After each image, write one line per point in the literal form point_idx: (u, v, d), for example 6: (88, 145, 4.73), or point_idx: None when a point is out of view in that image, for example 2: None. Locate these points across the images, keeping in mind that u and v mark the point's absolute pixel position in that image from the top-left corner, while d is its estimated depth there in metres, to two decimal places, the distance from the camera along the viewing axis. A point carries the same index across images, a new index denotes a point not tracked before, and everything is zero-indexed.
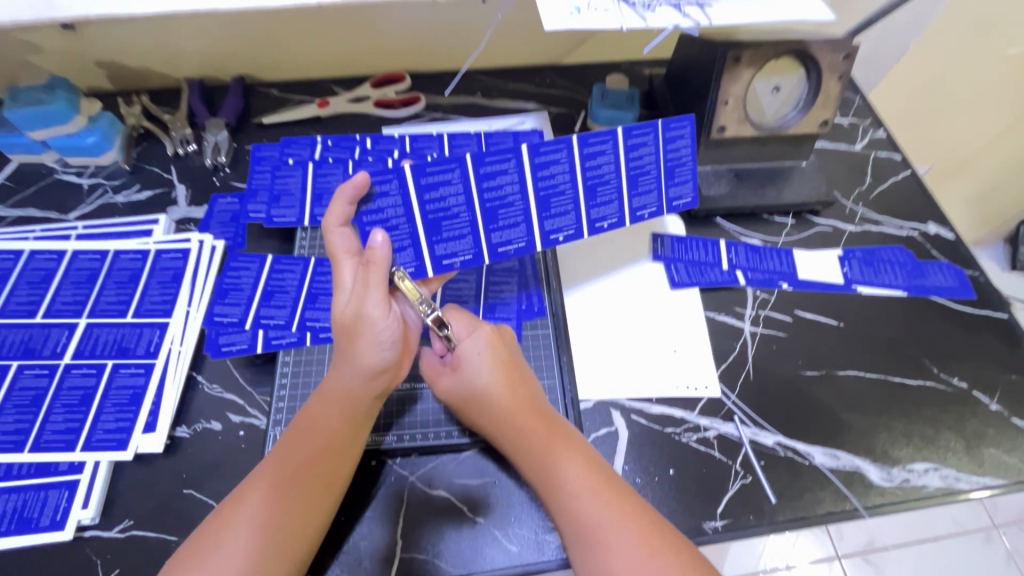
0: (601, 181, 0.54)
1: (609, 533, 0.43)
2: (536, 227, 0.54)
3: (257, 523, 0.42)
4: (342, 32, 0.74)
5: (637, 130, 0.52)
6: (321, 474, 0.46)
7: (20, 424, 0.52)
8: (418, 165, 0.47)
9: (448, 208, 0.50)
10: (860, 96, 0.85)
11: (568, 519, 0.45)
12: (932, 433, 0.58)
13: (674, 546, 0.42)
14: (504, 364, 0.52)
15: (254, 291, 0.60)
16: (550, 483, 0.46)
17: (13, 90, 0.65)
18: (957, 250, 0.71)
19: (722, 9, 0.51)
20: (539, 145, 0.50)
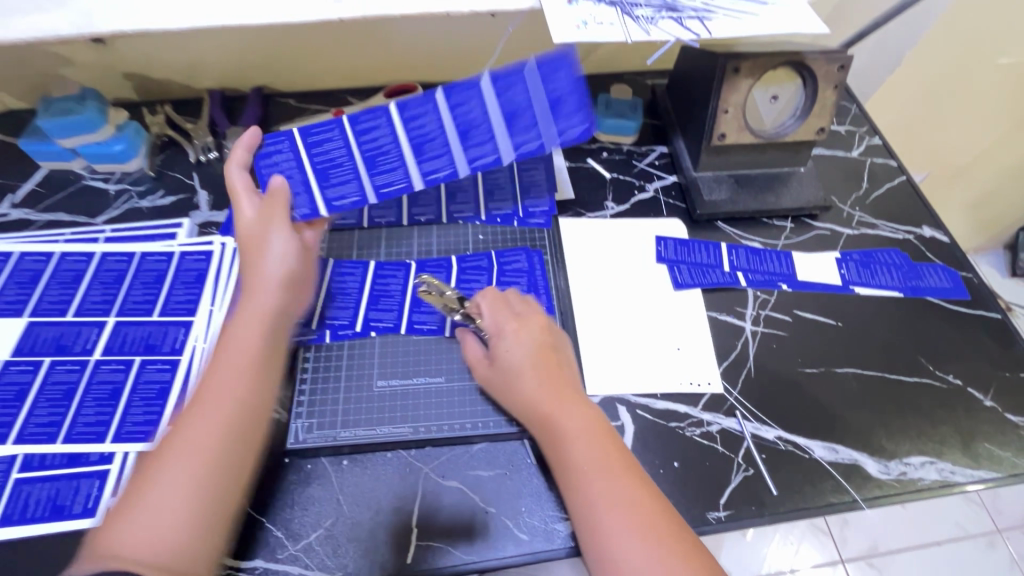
0: (472, 125, 0.62)
1: (614, 516, 0.44)
2: (413, 169, 0.64)
3: (201, 443, 0.45)
4: (358, 44, 0.78)
5: (498, 77, 0.59)
6: (250, 391, 0.48)
7: (53, 416, 0.55)
8: (304, 129, 0.61)
9: (333, 159, 0.62)
10: (857, 104, 0.88)
11: (578, 498, 0.46)
12: (929, 428, 0.60)
13: (678, 537, 0.43)
14: (534, 348, 0.54)
15: None
16: (565, 463, 0.48)
17: (46, 101, 0.69)
18: (952, 252, 0.73)
19: (722, 23, 0.54)
20: (406, 102, 0.61)
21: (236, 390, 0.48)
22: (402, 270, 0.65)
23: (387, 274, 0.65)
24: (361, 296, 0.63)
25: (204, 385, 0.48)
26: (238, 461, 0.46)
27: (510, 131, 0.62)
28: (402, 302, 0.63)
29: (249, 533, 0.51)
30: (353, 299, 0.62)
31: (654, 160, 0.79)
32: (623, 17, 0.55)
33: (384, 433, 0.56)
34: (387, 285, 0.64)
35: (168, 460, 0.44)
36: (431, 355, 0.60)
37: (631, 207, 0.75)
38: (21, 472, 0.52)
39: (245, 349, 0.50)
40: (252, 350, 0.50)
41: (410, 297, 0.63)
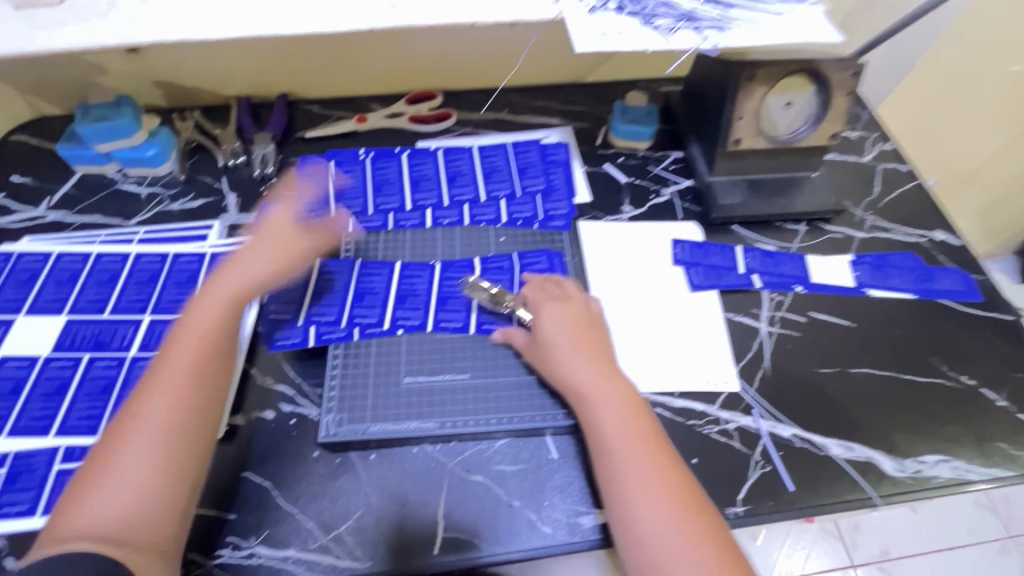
0: (460, 174, 0.75)
1: (642, 478, 0.46)
2: (409, 198, 0.73)
3: (155, 429, 0.45)
4: (381, 52, 0.80)
5: (488, 149, 0.78)
6: (202, 377, 0.48)
7: (93, 410, 0.57)
8: (336, 160, 0.75)
9: (351, 182, 0.74)
10: (868, 111, 0.90)
11: (607, 465, 0.49)
12: (943, 427, 0.61)
13: (700, 511, 0.45)
14: (573, 326, 0.57)
15: (304, 290, 0.64)
16: (598, 430, 0.50)
17: (85, 107, 0.72)
18: (964, 256, 0.74)
19: (738, 33, 0.57)
20: (414, 154, 0.77)
21: (190, 374, 0.48)
22: (425, 271, 0.67)
23: (412, 274, 0.66)
24: (387, 295, 0.65)
25: (155, 368, 0.48)
26: (192, 446, 0.46)
27: (489, 183, 0.75)
28: (428, 301, 0.65)
29: (282, 523, 0.53)
30: (380, 299, 0.64)
31: (669, 165, 0.81)
32: (642, 27, 0.57)
33: (412, 428, 0.57)
34: (412, 285, 0.65)
35: (117, 446, 0.44)
36: (456, 353, 0.61)
37: (647, 211, 0.76)
38: (64, 463, 0.54)
39: (200, 333, 0.49)
40: (209, 335, 0.50)
41: (436, 296, 0.65)
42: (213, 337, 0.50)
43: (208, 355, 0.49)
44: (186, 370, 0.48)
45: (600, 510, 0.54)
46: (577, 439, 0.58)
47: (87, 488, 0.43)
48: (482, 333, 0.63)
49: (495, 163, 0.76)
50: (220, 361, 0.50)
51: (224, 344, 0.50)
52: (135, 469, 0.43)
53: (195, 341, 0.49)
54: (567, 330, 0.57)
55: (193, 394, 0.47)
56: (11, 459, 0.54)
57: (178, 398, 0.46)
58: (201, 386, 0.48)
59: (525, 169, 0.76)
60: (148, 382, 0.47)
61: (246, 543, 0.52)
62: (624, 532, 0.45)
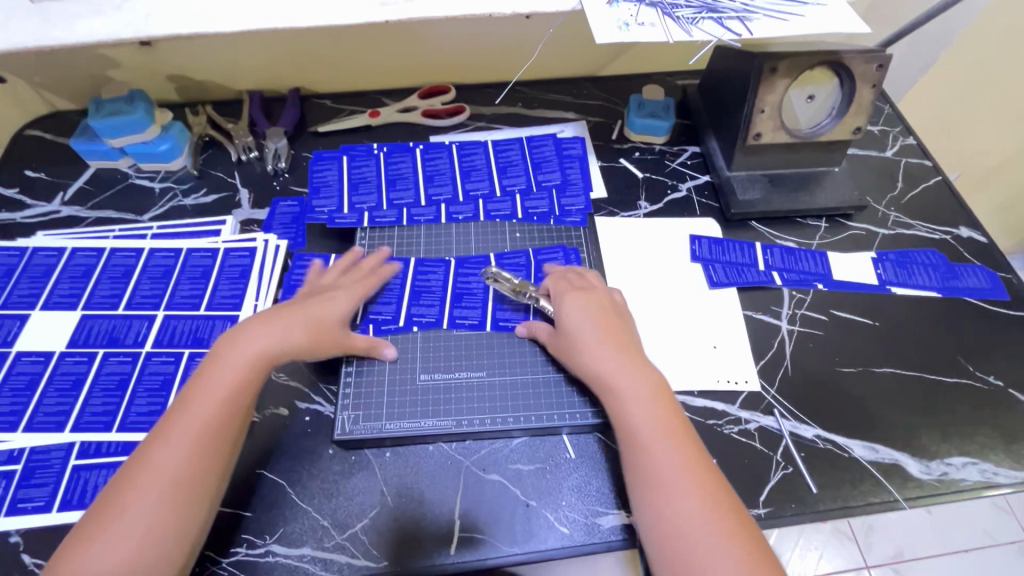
0: (474, 168, 0.74)
1: (673, 471, 0.46)
2: (423, 193, 0.72)
3: (169, 480, 0.44)
4: (394, 45, 0.79)
5: (503, 143, 0.77)
6: (221, 433, 0.47)
7: (108, 406, 0.57)
8: (349, 154, 0.74)
9: (365, 177, 0.73)
10: (890, 105, 0.88)
11: (637, 458, 0.48)
12: (970, 429, 0.59)
13: (730, 508, 0.44)
14: (599, 317, 0.56)
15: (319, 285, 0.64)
16: (628, 423, 0.49)
17: (97, 101, 0.71)
18: (990, 253, 0.72)
19: (763, 23, 0.54)
20: (427, 148, 0.76)
21: (208, 428, 0.47)
22: (441, 267, 0.66)
23: (427, 270, 0.66)
24: (402, 291, 0.64)
25: (175, 414, 0.47)
26: (202, 499, 0.45)
27: (504, 178, 0.74)
28: (443, 298, 0.64)
29: (297, 521, 0.53)
30: (394, 295, 0.64)
31: (686, 160, 0.80)
32: (663, 17, 0.55)
33: (428, 426, 0.56)
34: (428, 281, 0.65)
35: (131, 489, 0.44)
36: (473, 350, 0.61)
37: (664, 207, 0.75)
38: (79, 459, 0.54)
39: (224, 386, 0.49)
40: (232, 390, 0.49)
41: (451, 293, 0.64)
42: (236, 394, 0.49)
43: (229, 412, 0.48)
44: (205, 423, 0.47)
45: (619, 511, 0.53)
46: (594, 438, 0.57)
47: (95, 530, 0.42)
48: (498, 330, 0.62)
49: (510, 158, 0.75)
50: (239, 419, 0.49)
51: (245, 402, 0.50)
52: (144, 520, 0.43)
53: (218, 393, 0.48)
54: (593, 321, 0.55)
55: (210, 450, 0.46)
56: (27, 454, 0.54)
57: (194, 452, 0.46)
58: (218, 444, 0.47)
59: (540, 164, 0.75)
60: (169, 427, 0.47)
61: (261, 542, 0.52)
62: (654, 526, 0.44)
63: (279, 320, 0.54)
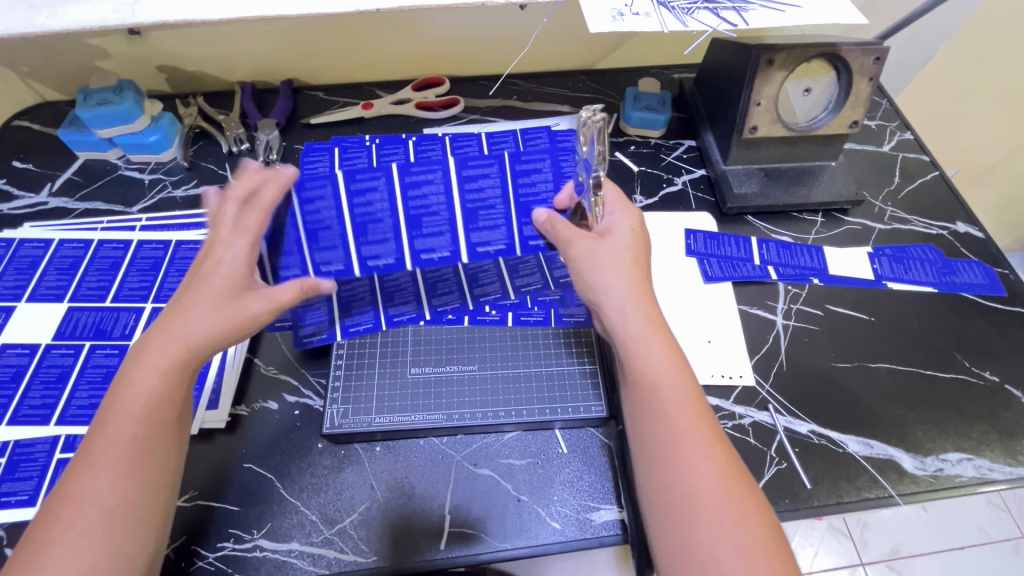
0: None
1: (690, 453, 0.43)
2: None
3: (101, 509, 0.41)
4: (387, 36, 0.79)
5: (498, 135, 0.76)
6: (151, 448, 0.44)
7: (95, 399, 0.56)
8: (342, 147, 0.73)
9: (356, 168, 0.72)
10: (887, 100, 0.87)
11: (657, 420, 0.45)
12: (965, 425, 0.59)
13: (748, 496, 0.42)
14: (622, 255, 0.52)
15: (297, 230, 0.56)
16: (646, 380, 0.47)
17: (86, 91, 0.70)
18: (987, 248, 0.72)
19: (759, 14, 0.53)
20: (420, 141, 0.75)
21: (134, 448, 0.43)
22: (384, 178, 0.55)
23: (366, 188, 0.55)
24: (345, 228, 0.57)
25: (103, 425, 0.44)
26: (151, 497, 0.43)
27: None
28: (398, 224, 0.57)
29: (286, 515, 0.52)
30: (338, 236, 0.57)
31: (682, 154, 0.79)
32: (658, 8, 0.54)
33: (415, 421, 0.55)
34: (371, 205, 0.56)
35: (68, 510, 0.41)
36: (463, 344, 0.60)
37: (660, 200, 0.75)
38: (64, 452, 0.53)
39: (140, 401, 0.45)
40: (150, 403, 0.45)
41: (406, 218, 0.57)
42: (155, 406, 0.45)
43: (150, 427, 0.45)
44: (128, 444, 0.43)
45: (608, 507, 0.53)
46: (587, 433, 0.57)
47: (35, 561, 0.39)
48: (487, 328, 0.61)
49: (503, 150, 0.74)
50: (169, 429, 0.46)
51: (174, 409, 0.46)
52: (78, 554, 0.39)
53: (136, 410, 0.45)
54: (615, 261, 0.52)
55: (139, 470, 0.43)
56: (11, 448, 0.53)
57: (123, 473, 0.42)
58: (147, 459, 0.44)
59: None
60: (89, 457, 0.43)
61: (249, 536, 0.51)
62: (668, 506, 0.42)
63: (183, 310, 0.48)
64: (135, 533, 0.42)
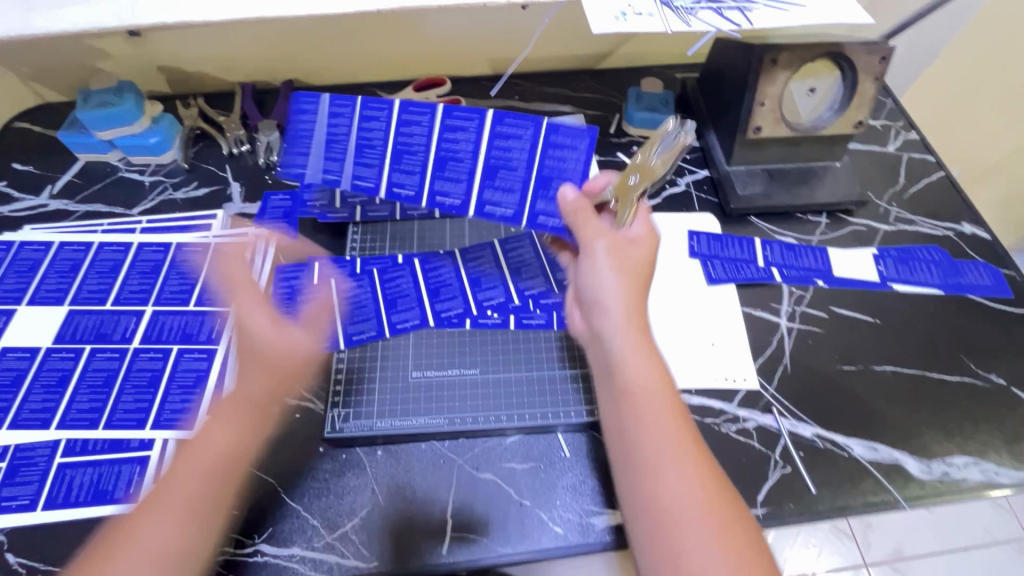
0: None
1: (666, 456, 0.42)
2: None
3: (147, 556, 0.40)
4: (389, 36, 0.78)
5: None
6: (213, 499, 0.44)
7: (95, 403, 0.56)
8: None
9: None
10: (892, 99, 0.86)
11: (644, 437, 0.43)
12: (971, 429, 0.58)
13: (727, 504, 0.41)
14: (625, 265, 0.51)
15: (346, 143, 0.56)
16: (638, 394, 0.45)
17: (86, 93, 0.70)
18: (993, 249, 0.71)
19: (763, 14, 0.53)
20: None
21: (197, 497, 0.44)
22: (388, 107, 0.55)
23: (413, 120, 0.56)
24: (383, 151, 0.57)
25: (172, 471, 0.45)
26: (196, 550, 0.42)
27: None
28: (427, 161, 0.57)
29: (286, 520, 0.52)
30: (376, 157, 0.57)
31: (684, 154, 0.78)
32: (661, 7, 0.54)
33: (416, 425, 0.56)
34: (411, 138, 0.56)
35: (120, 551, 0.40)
36: (465, 347, 0.60)
37: (662, 201, 0.74)
38: (65, 456, 0.53)
39: (209, 454, 0.46)
40: (220, 455, 0.46)
41: (435, 157, 0.57)
42: (222, 462, 0.46)
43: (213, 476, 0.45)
44: (190, 497, 0.43)
45: (611, 511, 0.52)
46: (590, 438, 0.57)
47: None
48: (489, 330, 0.61)
49: None
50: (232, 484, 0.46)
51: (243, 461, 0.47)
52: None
53: (205, 461, 0.45)
54: (615, 269, 0.50)
55: (199, 516, 0.43)
56: (11, 452, 0.53)
57: (185, 519, 0.42)
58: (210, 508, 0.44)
59: None
60: (155, 499, 0.43)
61: (249, 541, 0.51)
62: (644, 510, 0.41)
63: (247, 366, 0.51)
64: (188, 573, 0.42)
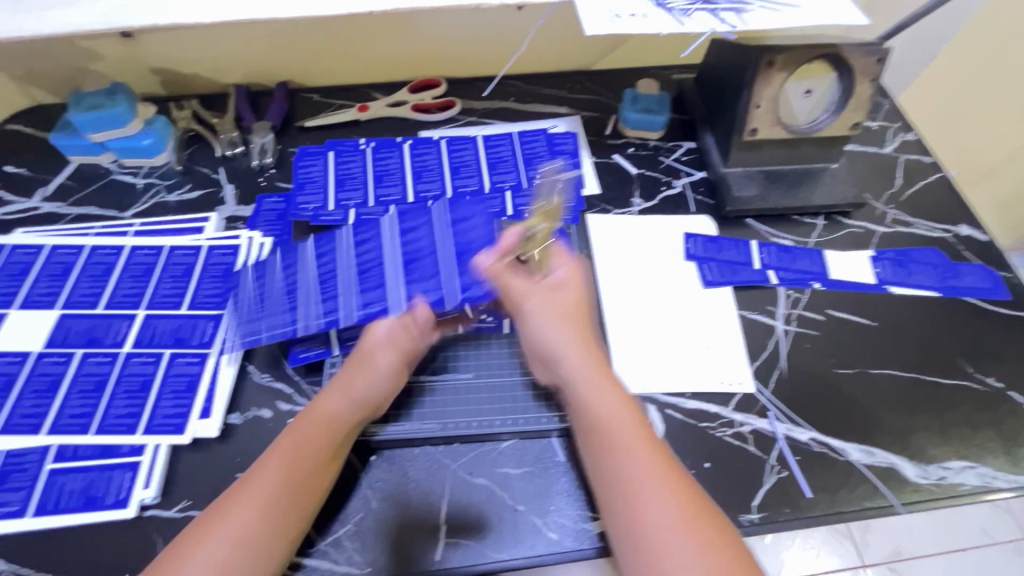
0: (464, 164, 0.73)
1: (638, 477, 0.43)
2: (410, 188, 0.70)
3: (243, 522, 0.43)
4: (384, 37, 0.78)
5: (494, 137, 0.75)
6: (283, 509, 0.45)
7: (86, 408, 0.55)
8: (337, 151, 0.73)
9: (351, 173, 0.72)
10: (889, 100, 0.86)
11: (618, 468, 0.45)
12: (968, 433, 0.58)
13: (707, 516, 0.42)
14: (568, 314, 0.52)
15: (308, 281, 0.61)
16: (603, 428, 0.47)
17: (78, 95, 0.69)
18: (990, 251, 0.71)
19: (758, 15, 0.52)
20: (416, 143, 0.74)
21: (269, 507, 0.44)
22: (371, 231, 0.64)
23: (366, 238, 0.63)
24: (347, 273, 0.61)
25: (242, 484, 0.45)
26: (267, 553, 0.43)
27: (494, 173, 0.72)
28: (387, 273, 0.60)
29: None
30: (339, 283, 0.60)
31: (681, 156, 0.78)
32: (656, 8, 0.53)
33: (410, 430, 0.55)
34: (367, 255, 0.62)
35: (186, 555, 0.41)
36: (459, 352, 0.60)
37: (658, 203, 0.74)
38: (56, 462, 0.52)
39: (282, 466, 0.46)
40: (294, 467, 0.46)
41: (400, 261, 0.61)
42: (294, 472, 0.46)
43: (312, 455, 0.48)
44: (283, 476, 0.46)
45: None
46: None
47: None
48: (482, 335, 0.61)
49: (500, 153, 0.74)
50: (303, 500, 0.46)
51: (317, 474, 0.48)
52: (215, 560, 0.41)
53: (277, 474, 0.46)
54: (562, 316, 0.52)
55: (270, 525, 0.44)
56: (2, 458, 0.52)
57: (250, 527, 0.43)
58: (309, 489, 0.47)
59: (532, 159, 0.74)
60: (223, 508, 0.44)
61: None
62: (624, 533, 0.42)
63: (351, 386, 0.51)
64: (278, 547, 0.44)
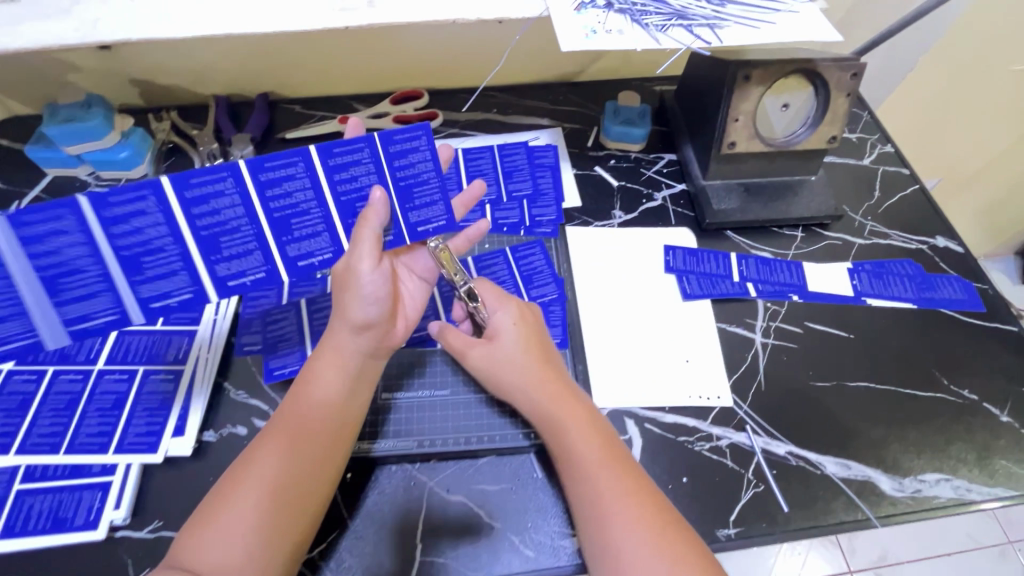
0: None
1: (614, 500, 0.45)
2: None
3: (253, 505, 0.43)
4: (365, 49, 0.77)
5: (474, 151, 0.74)
6: (291, 494, 0.44)
7: (56, 426, 0.54)
8: None
9: None
10: (868, 112, 0.87)
11: (591, 493, 0.46)
12: (943, 445, 0.59)
13: (680, 535, 0.44)
14: (519, 350, 0.54)
15: (186, 239, 0.47)
16: (576, 456, 0.48)
17: (53, 108, 0.68)
18: (967, 263, 0.72)
19: (734, 31, 0.53)
20: None
21: (276, 492, 0.44)
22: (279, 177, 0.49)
23: (280, 178, 0.47)
24: (257, 225, 0.48)
25: (242, 471, 0.45)
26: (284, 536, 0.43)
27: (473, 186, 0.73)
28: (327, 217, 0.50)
29: None
30: (251, 237, 0.49)
31: (662, 168, 0.78)
32: (632, 24, 0.53)
33: (385, 448, 0.55)
34: (290, 198, 0.48)
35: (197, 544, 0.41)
36: (435, 369, 0.60)
37: (639, 215, 0.74)
38: (24, 483, 0.51)
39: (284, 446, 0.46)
40: (296, 448, 0.46)
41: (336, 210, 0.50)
42: (298, 453, 0.46)
43: (313, 429, 0.47)
44: (286, 462, 0.45)
45: None
46: None
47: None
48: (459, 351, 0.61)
49: (481, 167, 0.74)
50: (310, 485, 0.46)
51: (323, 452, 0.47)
52: (233, 548, 0.41)
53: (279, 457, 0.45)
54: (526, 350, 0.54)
55: (279, 509, 0.43)
56: None
57: (258, 516, 0.42)
58: (316, 457, 0.46)
59: (511, 172, 0.74)
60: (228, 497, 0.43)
61: None
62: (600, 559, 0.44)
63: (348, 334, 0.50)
64: (296, 522, 0.44)
